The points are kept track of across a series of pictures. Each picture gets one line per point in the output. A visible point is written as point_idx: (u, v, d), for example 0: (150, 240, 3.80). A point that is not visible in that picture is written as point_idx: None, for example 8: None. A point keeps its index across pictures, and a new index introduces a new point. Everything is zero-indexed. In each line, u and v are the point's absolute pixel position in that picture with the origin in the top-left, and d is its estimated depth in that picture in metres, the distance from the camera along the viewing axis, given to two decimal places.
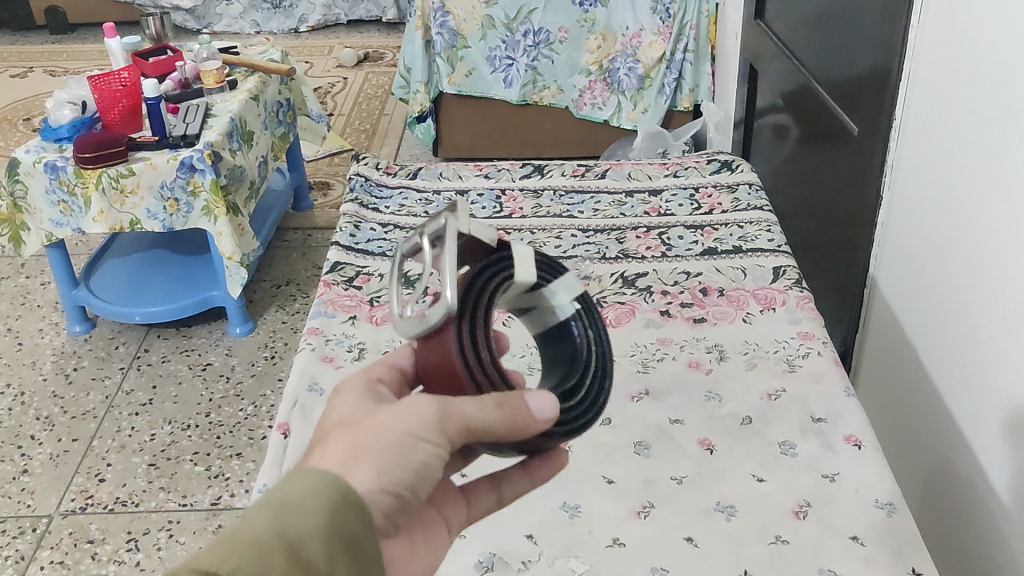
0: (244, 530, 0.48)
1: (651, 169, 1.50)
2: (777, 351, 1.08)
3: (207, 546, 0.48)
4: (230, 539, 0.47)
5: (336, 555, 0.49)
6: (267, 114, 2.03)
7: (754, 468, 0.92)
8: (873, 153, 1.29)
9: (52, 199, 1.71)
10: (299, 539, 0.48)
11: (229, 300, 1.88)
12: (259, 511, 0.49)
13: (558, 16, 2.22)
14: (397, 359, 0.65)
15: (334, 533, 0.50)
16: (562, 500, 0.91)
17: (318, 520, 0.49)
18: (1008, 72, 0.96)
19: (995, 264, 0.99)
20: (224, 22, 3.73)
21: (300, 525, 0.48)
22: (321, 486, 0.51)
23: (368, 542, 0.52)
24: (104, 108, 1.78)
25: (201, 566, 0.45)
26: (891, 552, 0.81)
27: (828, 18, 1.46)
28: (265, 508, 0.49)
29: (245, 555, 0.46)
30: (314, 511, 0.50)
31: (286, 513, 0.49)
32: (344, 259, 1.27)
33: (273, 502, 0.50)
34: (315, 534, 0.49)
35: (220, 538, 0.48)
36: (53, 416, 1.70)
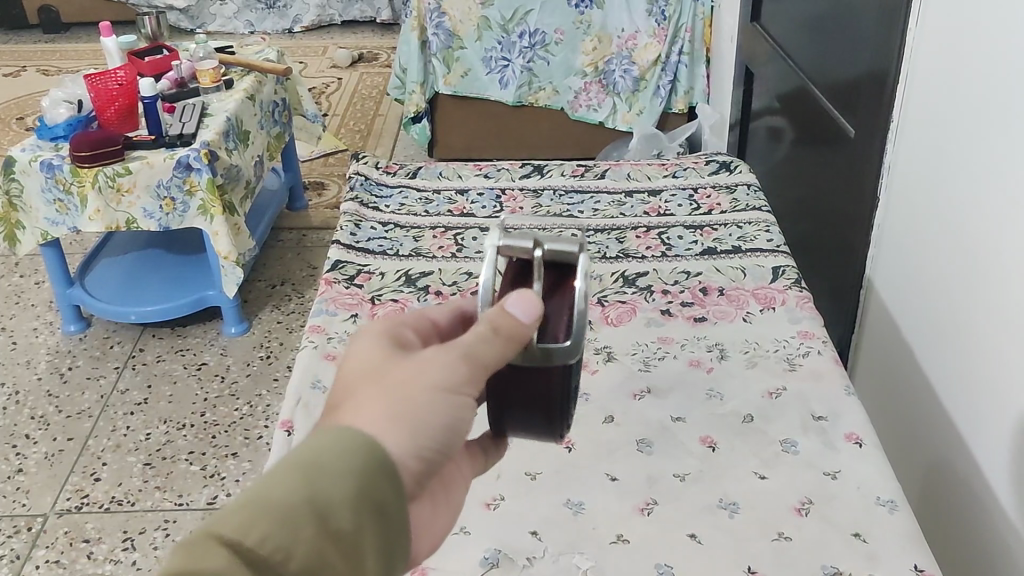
0: (275, 490, 0.47)
1: (650, 170, 1.51)
2: (777, 349, 1.08)
3: (231, 504, 0.47)
4: (256, 501, 0.46)
5: (366, 523, 0.48)
6: (263, 114, 2.03)
7: (755, 465, 0.93)
8: (870, 155, 1.30)
9: (48, 197, 1.71)
10: (327, 506, 0.47)
11: (224, 300, 1.88)
12: (292, 466, 0.48)
13: (554, 17, 2.24)
14: (432, 313, 0.65)
15: (366, 500, 0.48)
16: (567, 497, 0.91)
17: (349, 486, 0.47)
18: (1005, 73, 0.96)
19: (991, 263, 1.00)
20: (218, 22, 3.73)
21: (331, 490, 0.47)
22: (358, 447, 0.49)
23: (399, 508, 0.50)
24: (100, 107, 1.78)
25: (221, 534, 0.45)
26: (893, 549, 0.82)
27: (825, 21, 1.47)
28: (292, 467, 0.48)
29: (272, 521, 0.46)
30: (347, 476, 0.48)
31: (315, 477, 0.47)
32: (345, 258, 1.28)
33: (307, 459, 0.48)
34: (345, 499, 0.47)
35: (246, 494, 0.47)
36: (48, 416, 1.70)
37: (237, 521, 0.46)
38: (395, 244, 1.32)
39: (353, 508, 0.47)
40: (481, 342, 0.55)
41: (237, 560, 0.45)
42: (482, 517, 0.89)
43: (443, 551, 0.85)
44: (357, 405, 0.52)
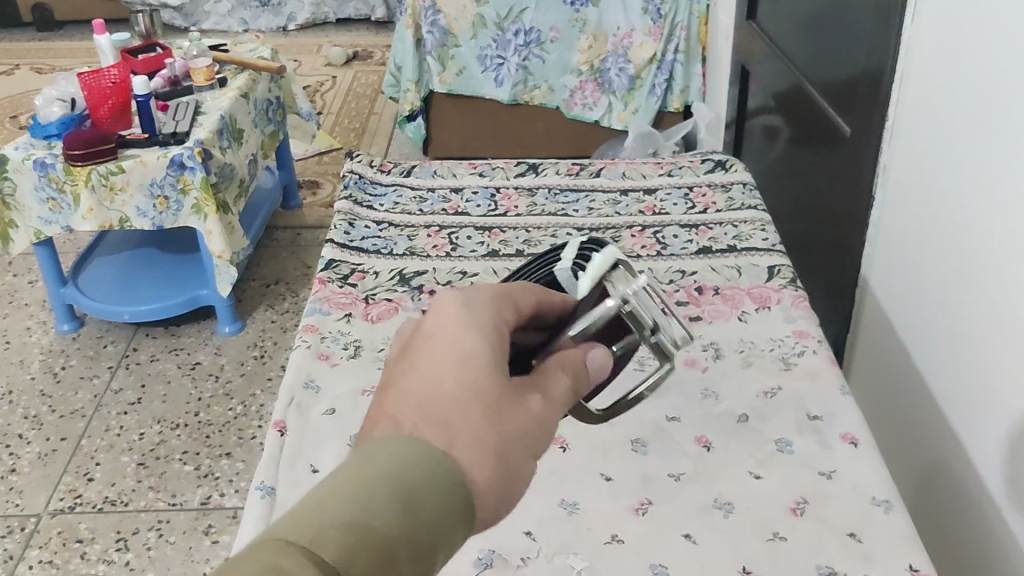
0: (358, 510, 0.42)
1: (645, 168, 1.50)
2: (772, 348, 1.08)
3: (303, 522, 0.41)
4: (347, 522, 0.41)
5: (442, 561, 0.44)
6: (257, 112, 2.02)
7: (751, 465, 0.92)
8: (866, 153, 1.29)
9: (41, 196, 1.70)
10: (417, 535, 0.42)
11: (218, 299, 1.87)
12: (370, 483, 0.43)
13: (549, 15, 2.23)
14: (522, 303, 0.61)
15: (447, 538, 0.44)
16: (561, 497, 0.91)
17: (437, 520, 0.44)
18: (1001, 71, 0.96)
19: (987, 263, 0.99)
20: (212, 20, 3.72)
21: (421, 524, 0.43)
22: (449, 482, 0.46)
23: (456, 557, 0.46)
24: (93, 105, 1.77)
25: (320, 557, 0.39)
26: (889, 549, 0.81)
27: (820, 19, 1.46)
28: (383, 487, 0.43)
29: (372, 546, 0.40)
30: (442, 510, 0.44)
31: (410, 505, 0.43)
32: (339, 257, 1.27)
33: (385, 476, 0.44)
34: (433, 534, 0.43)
35: (316, 512, 0.41)
36: (41, 415, 1.69)
37: (324, 545, 0.40)
38: (389, 243, 1.31)
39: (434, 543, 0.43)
40: (552, 409, 0.56)
41: None
42: None
43: None
44: (464, 436, 0.49)
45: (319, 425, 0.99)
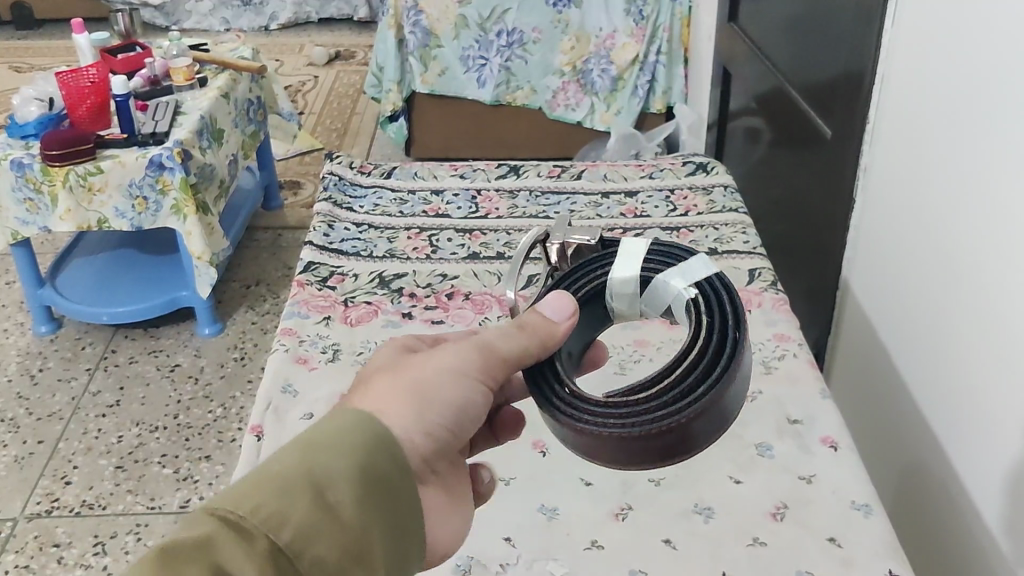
0: (275, 514, 0.49)
1: (627, 171, 1.50)
2: (753, 352, 1.07)
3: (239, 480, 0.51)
4: (262, 474, 0.50)
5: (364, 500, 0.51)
6: (238, 112, 2.01)
7: (730, 469, 0.91)
8: (846, 156, 1.29)
9: (18, 197, 1.68)
10: (326, 482, 0.51)
11: (198, 301, 1.86)
12: (294, 492, 0.50)
13: (531, 16, 2.23)
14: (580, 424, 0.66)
15: (364, 477, 0.52)
16: (539, 502, 0.89)
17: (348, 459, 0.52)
18: (985, 75, 0.95)
19: (970, 265, 0.99)
20: (194, 19, 3.70)
21: (329, 465, 0.51)
22: (360, 433, 0.54)
23: (398, 482, 0.54)
24: (71, 104, 1.75)
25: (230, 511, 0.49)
26: (869, 554, 0.80)
27: (802, 22, 1.46)
28: (295, 448, 0.52)
29: (270, 489, 0.50)
30: (343, 453, 0.52)
31: (315, 451, 0.52)
32: (318, 259, 1.26)
33: (309, 481, 0.50)
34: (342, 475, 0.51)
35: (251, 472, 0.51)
36: (18, 418, 1.68)
37: (248, 559, 0.47)
38: (370, 245, 1.30)
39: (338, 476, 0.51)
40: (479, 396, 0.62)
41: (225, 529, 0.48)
42: None
43: None
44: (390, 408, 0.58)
45: (297, 431, 0.97)
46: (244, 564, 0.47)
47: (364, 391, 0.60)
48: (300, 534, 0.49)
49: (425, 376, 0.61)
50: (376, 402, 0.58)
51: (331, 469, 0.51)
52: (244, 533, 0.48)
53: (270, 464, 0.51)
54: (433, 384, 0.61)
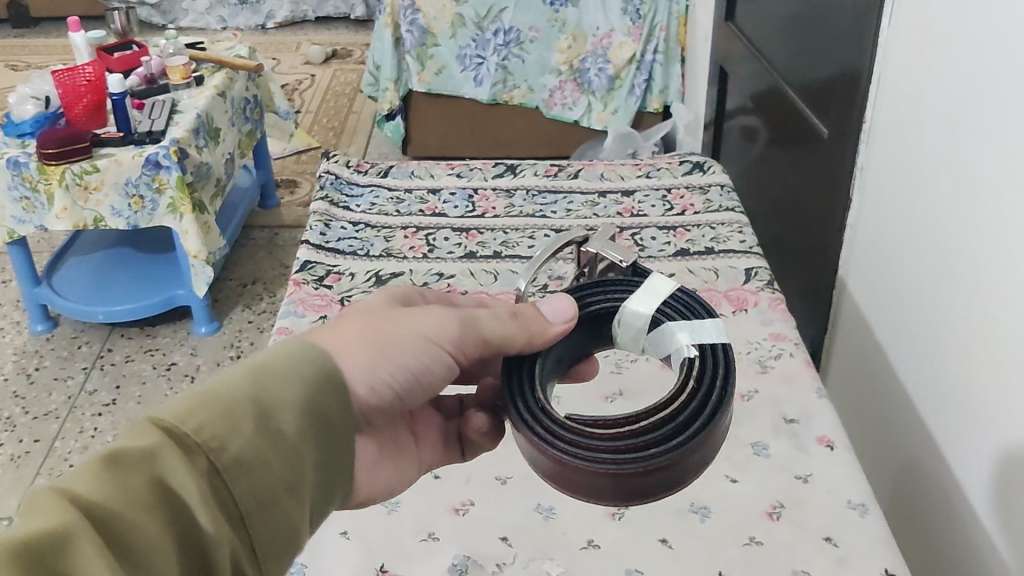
0: (221, 433, 0.45)
1: (623, 170, 1.50)
2: (749, 352, 1.07)
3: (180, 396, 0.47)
4: (207, 393, 0.47)
5: (308, 433, 0.49)
6: (234, 111, 2.01)
7: (727, 468, 0.91)
8: (843, 155, 1.29)
9: (14, 195, 1.68)
10: (273, 408, 0.48)
11: (194, 299, 1.86)
12: (240, 416, 0.46)
13: (528, 15, 2.23)
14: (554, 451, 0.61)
15: (310, 412, 0.49)
16: (537, 501, 0.88)
17: (298, 389, 0.49)
18: (983, 73, 0.95)
19: (967, 262, 0.99)
20: (190, 17, 3.70)
21: (279, 393, 0.48)
22: (311, 366, 0.51)
23: (344, 423, 0.51)
24: (68, 102, 1.74)
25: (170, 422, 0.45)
26: (866, 554, 0.80)
27: (799, 20, 1.46)
28: (245, 369, 0.49)
29: (216, 409, 0.46)
30: (296, 381, 0.49)
31: (264, 377, 0.49)
32: (315, 259, 1.26)
33: (255, 406, 0.47)
34: (292, 404, 0.49)
35: (193, 390, 0.48)
36: (14, 417, 1.67)
37: (190, 474, 0.43)
38: (366, 244, 1.30)
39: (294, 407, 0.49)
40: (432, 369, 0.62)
41: (170, 444, 0.44)
42: (448, 520, 0.85)
43: (411, 556, 0.82)
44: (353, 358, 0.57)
45: None
46: (187, 479, 0.43)
47: (336, 327, 0.58)
48: (241, 458, 0.45)
49: (403, 335, 0.61)
50: (352, 344, 0.57)
51: (280, 397, 0.48)
52: (186, 449, 0.44)
53: (213, 386, 0.47)
54: (405, 345, 0.61)
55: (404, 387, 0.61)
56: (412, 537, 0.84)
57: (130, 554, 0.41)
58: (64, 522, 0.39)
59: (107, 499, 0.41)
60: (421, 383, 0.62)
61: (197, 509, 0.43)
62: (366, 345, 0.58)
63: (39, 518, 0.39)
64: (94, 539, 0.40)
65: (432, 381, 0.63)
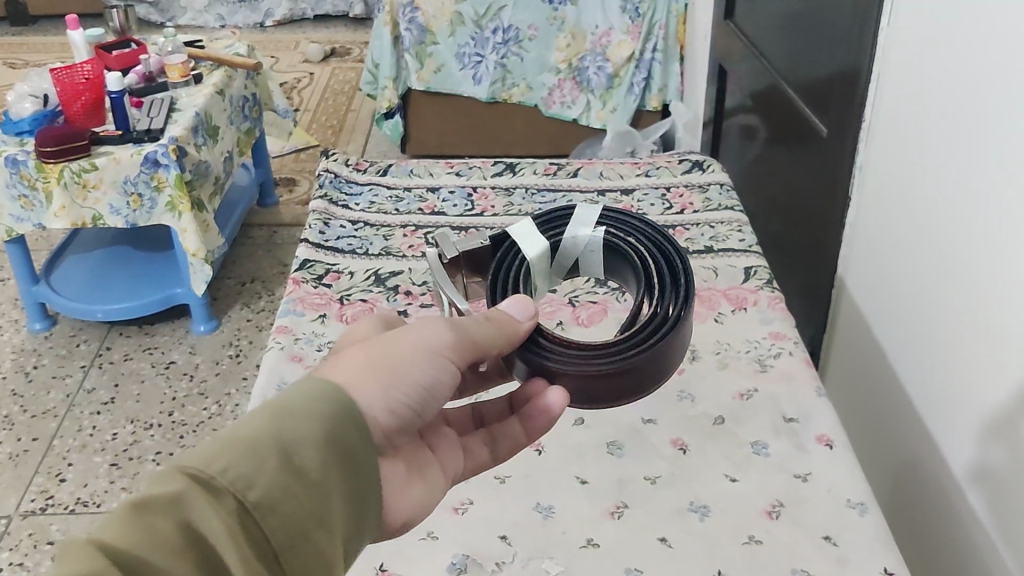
0: (245, 475, 0.47)
1: (622, 169, 1.50)
2: (749, 350, 1.07)
3: (206, 439, 0.49)
4: (230, 435, 0.49)
5: (331, 465, 0.50)
6: (233, 109, 2.00)
7: (726, 467, 0.91)
8: (842, 154, 1.29)
9: (12, 193, 1.67)
10: (295, 445, 0.49)
11: (193, 298, 1.85)
12: (264, 455, 0.48)
13: (527, 13, 2.23)
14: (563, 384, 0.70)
15: (332, 445, 0.51)
16: (536, 500, 0.88)
17: (319, 425, 0.51)
18: (981, 75, 0.95)
19: (966, 264, 0.99)
20: (189, 15, 3.69)
21: (300, 430, 0.50)
22: (328, 400, 0.52)
23: (364, 451, 0.53)
24: (66, 101, 1.74)
25: (195, 467, 0.47)
26: (864, 552, 0.81)
27: (798, 19, 1.46)
28: (266, 408, 0.50)
29: (239, 452, 0.48)
30: (315, 416, 0.51)
31: (285, 416, 0.50)
32: (314, 257, 1.26)
33: (278, 446, 0.49)
34: (313, 440, 0.50)
35: (218, 432, 0.49)
36: (12, 415, 1.67)
37: (216, 518, 0.46)
38: (365, 243, 1.30)
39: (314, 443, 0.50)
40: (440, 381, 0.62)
41: (196, 490, 0.46)
42: (447, 519, 0.85)
43: (410, 556, 0.82)
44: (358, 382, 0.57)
45: None
46: (213, 522, 0.46)
47: (336, 363, 0.59)
48: (266, 498, 0.47)
49: (402, 354, 0.61)
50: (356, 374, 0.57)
51: (302, 435, 0.50)
52: (212, 491, 0.46)
53: (238, 427, 0.49)
54: (409, 361, 0.61)
55: (418, 402, 0.61)
56: (411, 536, 0.84)
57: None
58: (96, 568, 0.43)
59: (138, 544, 0.44)
60: (435, 396, 0.63)
61: (223, 547, 0.46)
62: (369, 371, 0.58)
63: (77, 569, 0.43)
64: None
65: (445, 392, 0.63)
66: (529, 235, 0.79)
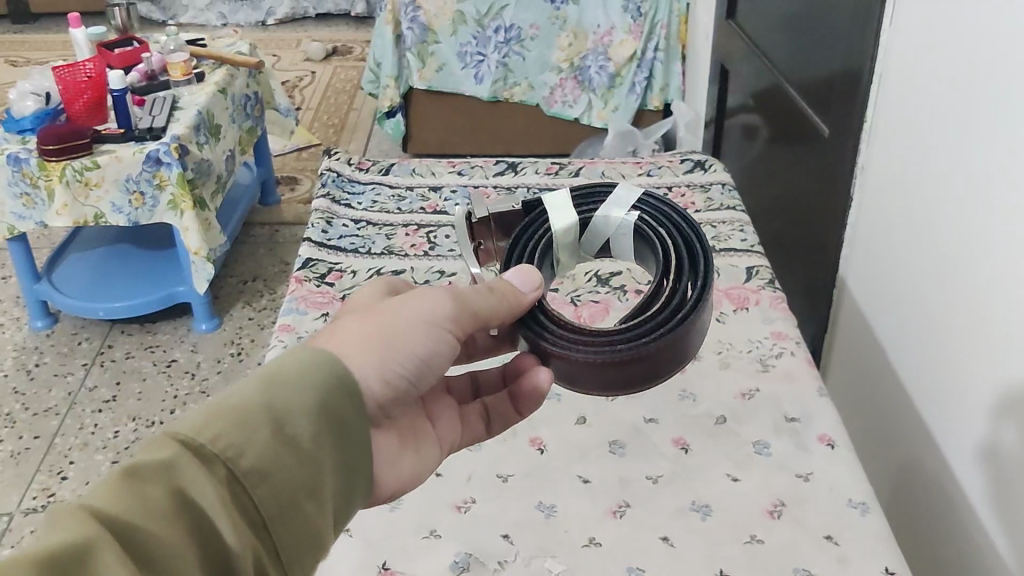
0: (237, 443, 0.47)
1: (624, 168, 1.50)
2: (750, 350, 1.07)
3: (196, 407, 0.49)
4: (220, 403, 0.48)
5: (322, 434, 0.50)
6: (235, 108, 2.00)
7: (728, 467, 0.91)
8: (844, 154, 1.29)
9: (14, 191, 1.68)
10: (285, 413, 0.49)
11: (194, 296, 1.86)
12: (254, 424, 0.48)
13: (529, 12, 2.23)
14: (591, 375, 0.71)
15: (324, 414, 0.50)
16: (538, 499, 0.88)
17: (310, 394, 0.50)
18: (982, 74, 0.96)
19: (966, 262, 0.99)
20: (191, 14, 3.70)
21: (291, 399, 0.49)
22: (321, 369, 0.52)
23: (357, 422, 0.53)
24: (68, 99, 1.74)
25: (186, 433, 0.46)
26: (864, 552, 0.81)
27: (800, 19, 1.46)
28: (256, 378, 0.50)
29: (229, 419, 0.47)
30: (307, 385, 0.50)
31: (276, 385, 0.50)
32: (316, 256, 1.26)
33: (268, 414, 0.48)
34: (304, 410, 0.50)
35: (207, 401, 0.49)
36: (14, 413, 1.67)
37: (209, 485, 0.45)
38: (367, 242, 1.30)
39: (304, 412, 0.50)
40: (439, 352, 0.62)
41: (187, 456, 0.45)
42: (449, 518, 0.85)
43: (412, 554, 0.82)
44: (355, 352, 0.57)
45: None
46: (206, 489, 0.45)
47: (337, 329, 0.59)
48: (258, 466, 0.47)
49: (404, 324, 0.61)
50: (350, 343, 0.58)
51: (293, 404, 0.49)
52: (202, 459, 0.46)
53: (227, 395, 0.49)
54: (406, 331, 0.60)
55: (416, 373, 0.61)
56: (413, 534, 0.84)
57: (152, 562, 0.43)
58: (88, 535, 0.41)
59: (127, 509, 0.43)
60: (432, 367, 0.62)
61: (214, 513, 0.45)
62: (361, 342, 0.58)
63: (63, 530, 0.41)
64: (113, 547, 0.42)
65: (443, 364, 0.63)
66: (560, 207, 0.80)
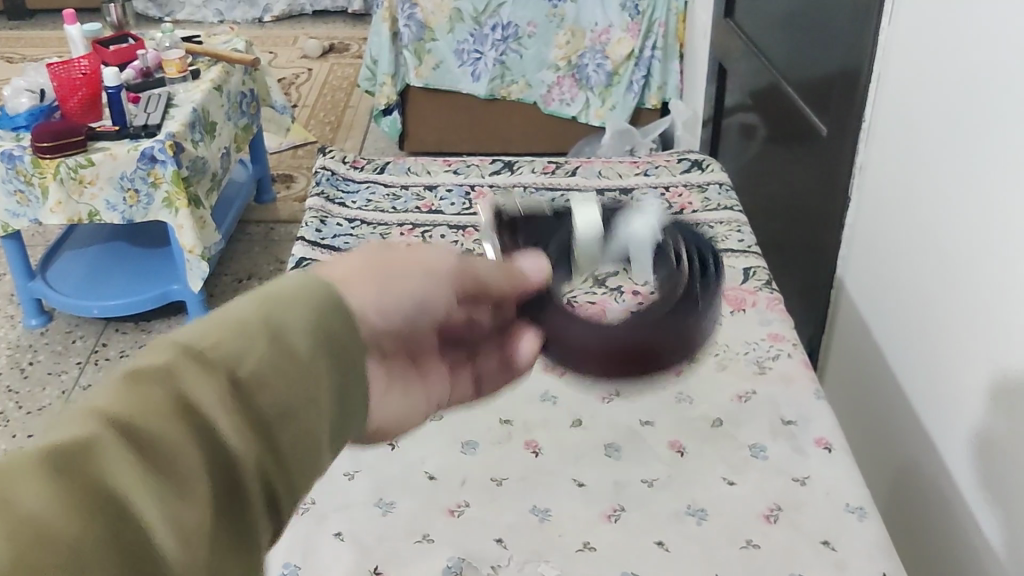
0: (226, 352, 0.35)
1: (621, 167, 1.49)
2: (747, 352, 1.06)
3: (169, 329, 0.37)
4: (210, 317, 0.37)
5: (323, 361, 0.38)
6: (231, 105, 1.99)
7: (724, 471, 0.90)
8: (842, 155, 1.29)
9: (7, 188, 1.66)
10: (280, 331, 0.37)
11: (189, 294, 1.85)
12: (249, 334, 0.36)
13: (526, 10, 2.21)
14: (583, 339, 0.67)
15: (327, 344, 0.38)
16: (532, 502, 0.87)
17: (306, 313, 0.38)
18: (982, 75, 0.95)
19: (965, 264, 0.99)
20: (187, 10, 3.68)
21: (293, 318, 0.37)
22: (322, 297, 0.39)
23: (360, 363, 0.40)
24: (63, 96, 1.74)
25: (140, 362, 0.34)
26: (861, 556, 0.80)
27: (798, 18, 1.46)
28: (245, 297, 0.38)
29: (218, 333, 0.36)
30: (304, 304, 0.38)
31: (272, 299, 0.38)
32: (310, 255, 1.25)
33: (265, 328, 0.37)
34: (303, 332, 0.38)
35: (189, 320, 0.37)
36: (7, 412, 1.66)
37: (184, 428, 0.33)
38: (362, 241, 1.29)
39: (313, 351, 0.38)
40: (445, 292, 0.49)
41: (158, 393, 0.33)
42: (443, 522, 0.85)
43: (405, 559, 0.81)
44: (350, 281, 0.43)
45: None
46: (180, 435, 0.32)
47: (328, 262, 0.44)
48: (256, 378, 0.35)
49: (402, 263, 0.47)
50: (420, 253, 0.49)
51: (292, 317, 0.38)
52: (187, 397, 0.33)
53: (211, 312, 0.37)
54: (407, 268, 0.47)
55: (408, 317, 0.46)
56: (406, 538, 0.83)
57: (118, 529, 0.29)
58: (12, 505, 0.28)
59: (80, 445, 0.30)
60: (423, 314, 0.48)
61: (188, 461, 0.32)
62: (371, 266, 0.44)
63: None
64: (53, 488, 0.29)
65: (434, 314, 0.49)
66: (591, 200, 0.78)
